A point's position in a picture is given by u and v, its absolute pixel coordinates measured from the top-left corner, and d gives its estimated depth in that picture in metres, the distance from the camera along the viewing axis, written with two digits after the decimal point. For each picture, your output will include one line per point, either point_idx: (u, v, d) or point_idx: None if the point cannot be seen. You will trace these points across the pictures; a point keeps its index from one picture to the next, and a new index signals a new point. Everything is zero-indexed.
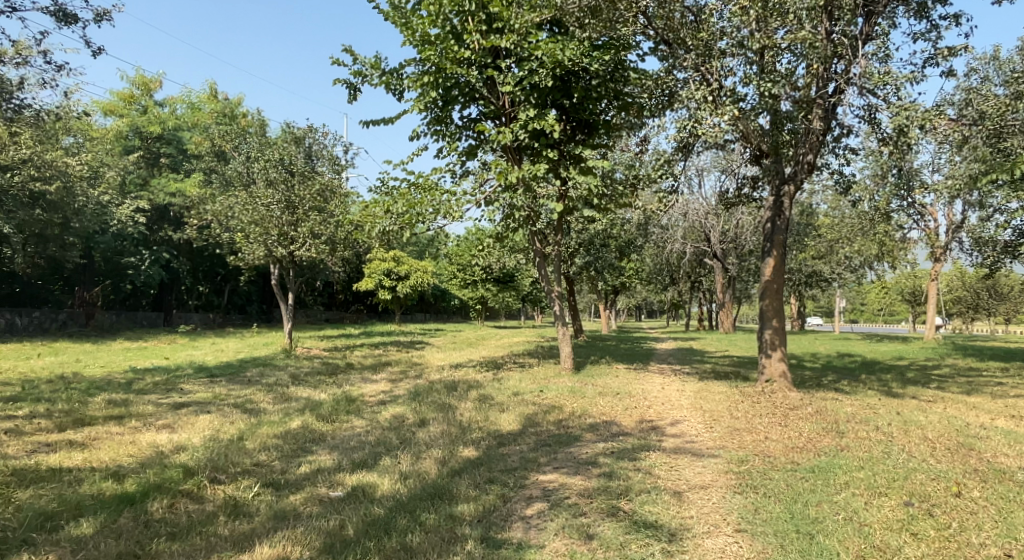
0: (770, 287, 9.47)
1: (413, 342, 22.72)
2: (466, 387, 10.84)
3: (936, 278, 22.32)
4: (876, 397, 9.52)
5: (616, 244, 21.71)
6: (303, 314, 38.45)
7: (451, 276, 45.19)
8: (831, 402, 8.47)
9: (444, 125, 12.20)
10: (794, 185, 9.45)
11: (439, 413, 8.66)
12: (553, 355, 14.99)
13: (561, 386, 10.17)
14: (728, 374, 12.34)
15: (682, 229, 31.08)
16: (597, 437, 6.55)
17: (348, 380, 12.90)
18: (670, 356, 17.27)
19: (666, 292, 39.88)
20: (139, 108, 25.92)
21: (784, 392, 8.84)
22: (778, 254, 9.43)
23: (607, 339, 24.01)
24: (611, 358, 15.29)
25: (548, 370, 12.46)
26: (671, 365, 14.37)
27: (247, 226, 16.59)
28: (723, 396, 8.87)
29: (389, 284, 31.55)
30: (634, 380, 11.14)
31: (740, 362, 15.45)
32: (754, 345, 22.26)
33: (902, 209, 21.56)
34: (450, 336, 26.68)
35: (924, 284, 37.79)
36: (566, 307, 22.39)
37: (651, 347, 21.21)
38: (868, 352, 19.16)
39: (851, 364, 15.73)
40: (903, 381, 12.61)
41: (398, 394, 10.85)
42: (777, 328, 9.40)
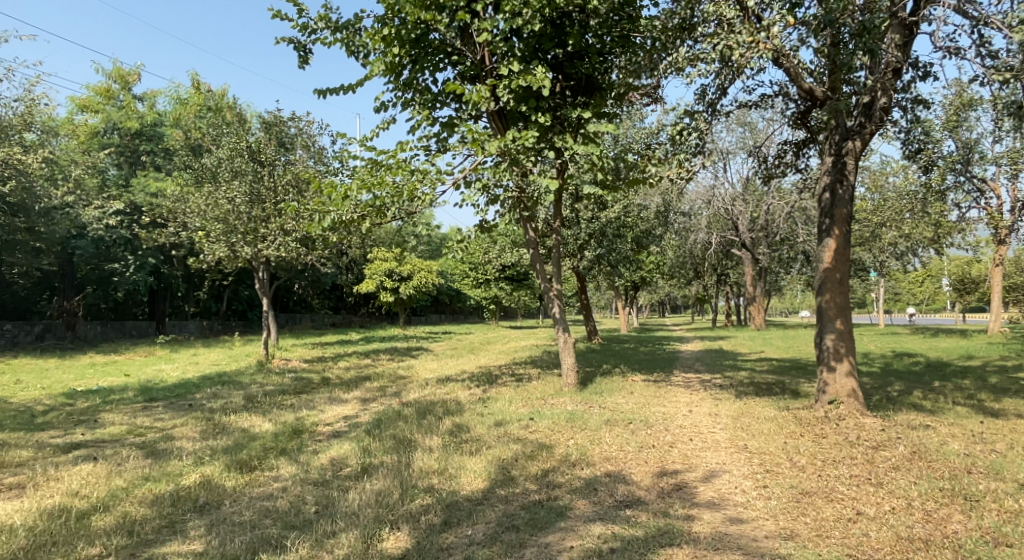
0: (829, 278, 7.19)
1: (413, 349, 20.64)
2: (443, 412, 8.69)
3: (1000, 263, 19.55)
4: (978, 421, 7.13)
5: (634, 235, 19.44)
6: (308, 319, 36.77)
7: (464, 275, 43.29)
8: (925, 433, 6.16)
9: (415, 92, 10.12)
10: (861, 141, 7.17)
11: (392, 455, 6.56)
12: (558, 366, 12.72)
13: (558, 412, 7.98)
14: (770, 386, 9.99)
15: (706, 217, 28.73)
16: (591, 510, 4.39)
17: (312, 401, 10.84)
18: (697, 361, 14.92)
19: (690, 286, 37.37)
20: (118, 103, 24.54)
21: (855, 420, 6.56)
22: (841, 234, 7.15)
23: (627, 340, 21.70)
24: (627, 366, 12.98)
25: (549, 386, 10.26)
26: (699, 374, 12.03)
27: (209, 224, 14.71)
28: (772, 426, 6.61)
29: (391, 285, 29.59)
30: (652, 398, 8.91)
31: (779, 368, 13.10)
32: (791, 344, 19.79)
33: (958, 186, 19.07)
34: (456, 340, 24.57)
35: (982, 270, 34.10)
36: (580, 307, 20.14)
37: (675, 349, 18.84)
38: (928, 351, 16.54)
39: (914, 368, 13.22)
40: (990, 390, 10.14)
41: (360, 422, 8.76)
42: (842, 331, 7.11)
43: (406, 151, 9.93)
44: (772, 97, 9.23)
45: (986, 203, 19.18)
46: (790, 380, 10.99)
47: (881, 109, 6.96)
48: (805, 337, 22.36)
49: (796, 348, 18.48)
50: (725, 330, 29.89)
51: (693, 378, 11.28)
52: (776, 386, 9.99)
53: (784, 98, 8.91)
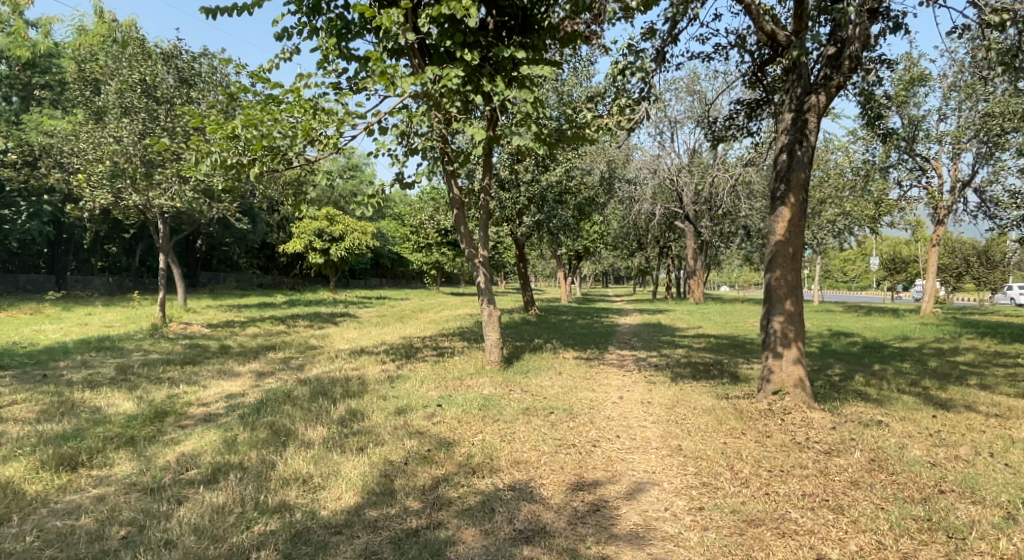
0: (781, 252, 6.29)
1: (336, 315, 19.20)
2: (341, 393, 7.52)
3: (937, 243, 19.58)
4: (929, 415, 6.50)
5: (576, 202, 18.46)
6: (234, 280, 34.52)
7: (404, 238, 41.71)
8: (879, 432, 5.42)
9: (322, 17, 8.59)
10: (825, 96, 6.22)
11: (259, 452, 5.38)
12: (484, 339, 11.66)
13: (471, 397, 6.92)
14: (707, 368, 9.26)
15: (651, 187, 28.08)
16: (479, 548, 3.38)
17: (197, 375, 9.47)
18: (634, 336, 14.18)
19: (632, 258, 36.96)
20: (8, 28, 21.48)
21: (802, 415, 5.75)
22: (797, 202, 6.23)
23: (565, 312, 20.85)
24: (559, 341, 12.05)
25: (470, 363, 9.22)
26: (635, 352, 11.24)
27: (89, 165, 13.05)
28: (711, 421, 5.73)
29: (321, 246, 27.75)
30: (580, 381, 7.98)
31: (717, 347, 12.52)
32: (729, 319, 19.43)
33: (900, 164, 19.30)
34: (386, 307, 23.21)
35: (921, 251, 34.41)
36: (517, 275, 19.09)
37: (612, 322, 18.13)
38: (863, 330, 16.39)
39: (852, 348, 12.86)
40: (933, 376, 9.69)
41: (242, 404, 7.50)
42: (792, 313, 6.26)
43: (308, 86, 8.42)
44: (728, 46, 8.20)
45: (927, 182, 19.12)
46: (728, 361, 10.36)
47: (849, 59, 6.04)
48: (743, 312, 22.12)
49: (734, 323, 18.09)
50: (664, 303, 29.54)
51: (628, 356, 10.49)
52: (714, 368, 9.26)
53: (740, 47, 7.88)
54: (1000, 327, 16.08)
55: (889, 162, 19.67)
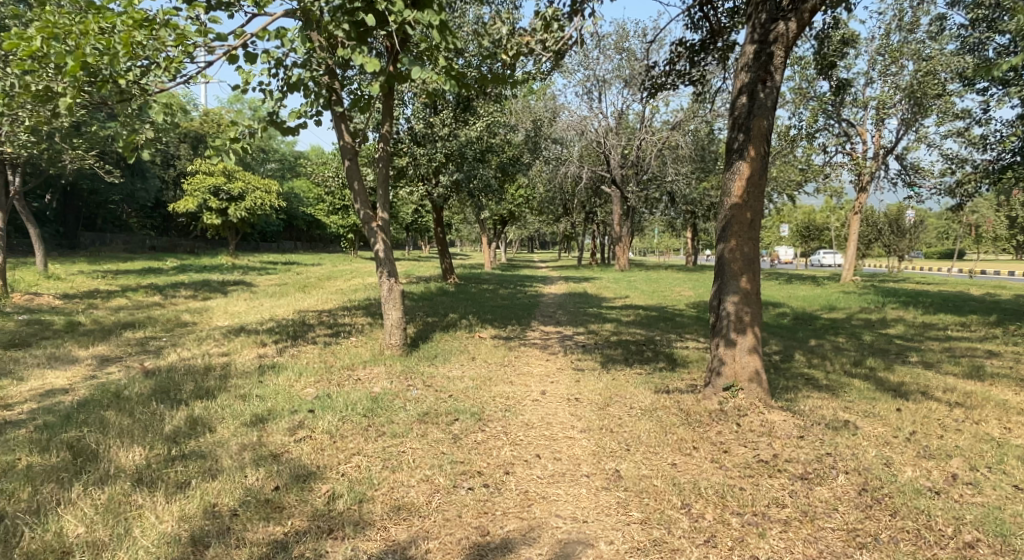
0: (738, 219, 5.13)
1: (229, 284, 17.04)
2: (189, 392, 5.90)
3: (859, 211, 19.42)
4: (893, 409, 5.63)
5: (498, 161, 16.94)
6: (120, 242, 30.87)
7: (318, 199, 38.98)
8: (851, 438, 4.44)
9: None
10: (795, 22, 5.02)
11: (28, 494, 3.77)
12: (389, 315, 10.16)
13: (355, 395, 5.48)
14: (640, 349, 8.20)
15: (577, 149, 26.91)
16: None
17: (15, 363, 7.51)
18: (558, 308, 13.07)
19: (557, 223, 35.96)
20: None
21: (762, 418, 4.68)
22: (757, 156, 5.06)
23: (487, 280, 19.50)
24: (476, 316, 10.74)
25: (366, 347, 7.71)
26: (559, 328, 10.10)
27: None
28: (653, 427, 4.59)
29: (217, 206, 24.92)
30: (495, 369, 6.69)
31: (645, 320, 11.61)
32: (656, 288, 18.74)
33: (826, 129, 19.01)
34: (291, 274, 21.09)
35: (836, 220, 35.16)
36: (435, 241, 17.49)
37: (537, 291, 17.01)
38: (788, 299, 16.06)
39: (784, 320, 12.26)
40: (872, 352, 9.10)
41: (53, 407, 5.73)
42: (748, 292, 5.12)
43: None
44: None
45: (851, 148, 18.89)
46: (660, 339, 9.40)
47: None
48: (669, 280, 21.56)
49: (661, 293, 17.38)
50: (589, 270, 28.85)
51: (552, 335, 9.31)
52: (647, 349, 8.22)
53: None
54: (918, 296, 16.12)
55: (815, 127, 19.32)
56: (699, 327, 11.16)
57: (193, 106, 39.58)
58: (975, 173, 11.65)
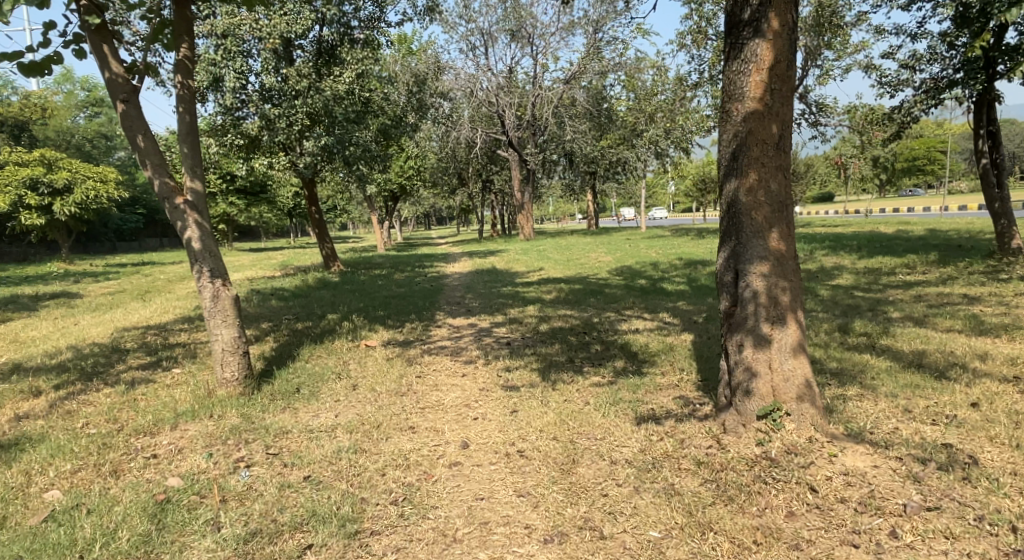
0: (757, 137, 3.14)
1: (46, 298, 13.39)
2: None
3: None
4: (969, 407, 3.91)
5: (377, 123, 14.28)
6: None
7: None
8: (1001, 494, 2.73)
9: None
10: None
11: None
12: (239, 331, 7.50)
13: (127, 506, 3.03)
14: (584, 342, 6.18)
15: (468, 110, 24.49)
16: None
17: None
18: (466, 292, 10.87)
19: (453, 196, 33.52)
20: None
21: (842, 469, 2.88)
22: (782, 33, 3.08)
23: (379, 264, 16.89)
24: (363, 314, 8.34)
25: (187, 387, 5.13)
26: (472, 321, 7.94)
27: None
28: (672, 515, 2.75)
29: (37, 202, 20.31)
30: (387, 406, 4.42)
31: (574, 298, 9.65)
32: (570, 256, 16.94)
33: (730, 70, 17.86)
34: (139, 278, 17.41)
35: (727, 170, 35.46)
36: (309, 222, 14.60)
37: (438, 272, 14.69)
38: (713, 255, 14.74)
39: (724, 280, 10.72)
40: (845, 310, 7.67)
41: None
42: (782, 256, 3.16)
43: None
44: None
45: None
46: (601, 322, 7.44)
47: None
48: (581, 245, 19.92)
49: (577, 260, 15.64)
50: (492, 242, 26.80)
51: (465, 333, 7.09)
52: (591, 342, 6.20)
53: None
54: (840, 240, 15.33)
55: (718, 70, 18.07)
56: (638, 299, 9.34)
57: (8, 88, 33.17)
58: (917, 96, 10.36)
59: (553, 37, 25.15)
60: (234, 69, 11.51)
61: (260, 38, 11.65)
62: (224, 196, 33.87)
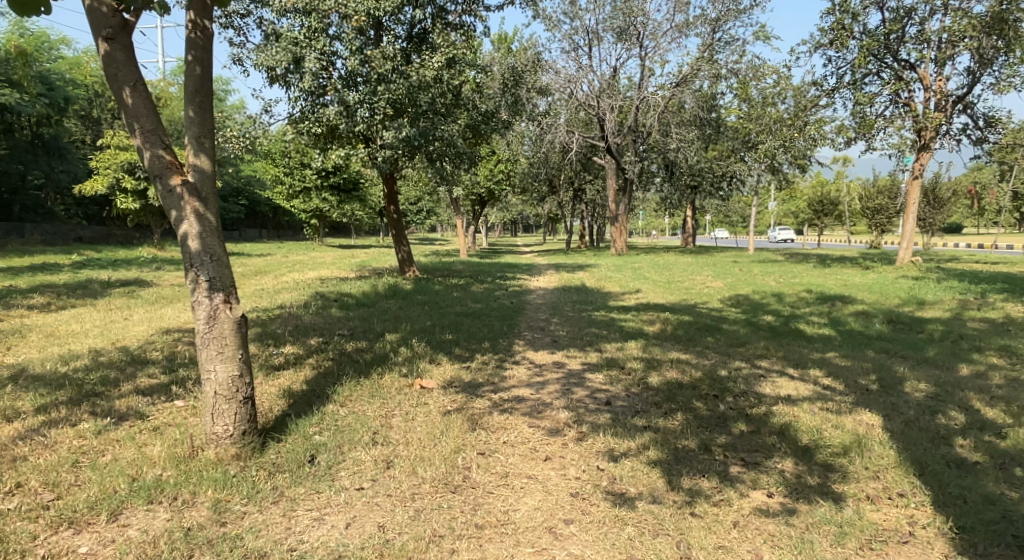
0: None
1: (116, 284, 12.98)
2: None
3: (915, 177, 15.11)
4: None
5: (466, 118, 12.91)
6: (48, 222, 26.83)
7: (277, 180, 35.23)
8: None
9: None
10: None
11: None
12: (277, 353, 6.20)
13: None
14: (720, 413, 4.40)
15: (565, 114, 23.00)
16: None
17: None
18: (553, 314, 9.25)
19: (542, 204, 32.05)
20: None
21: None
22: None
23: (458, 271, 15.54)
24: (426, 337, 6.87)
25: (167, 438, 3.72)
26: (559, 359, 6.28)
27: None
28: None
29: (133, 186, 20.62)
30: (429, 517, 2.92)
31: (686, 335, 7.80)
32: (671, 277, 14.96)
33: (875, 74, 15.37)
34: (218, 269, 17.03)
35: (849, 191, 31.95)
36: (387, 223, 13.44)
37: (521, 285, 13.15)
38: (848, 289, 12.35)
39: (878, 325, 8.49)
40: None
41: None
42: None
43: None
44: None
45: (907, 96, 14.95)
46: (733, 377, 5.60)
47: None
48: (682, 265, 17.85)
49: (680, 283, 13.68)
50: (581, 255, 25.03)
51: (551, 378, 5.45)
52: (729, 412, 4.40)
53: None
54: (1012, 282, 12.51)
55: (861, 74, 15.63)
56: (770, 344, 7.37)
57: (131, 79, 35.09)
58: None
59: (664, 37, 23.30)
60: (316, 49, 10.55)
61: (344, 15, 10.63)
62: (318, 190, 34.04)
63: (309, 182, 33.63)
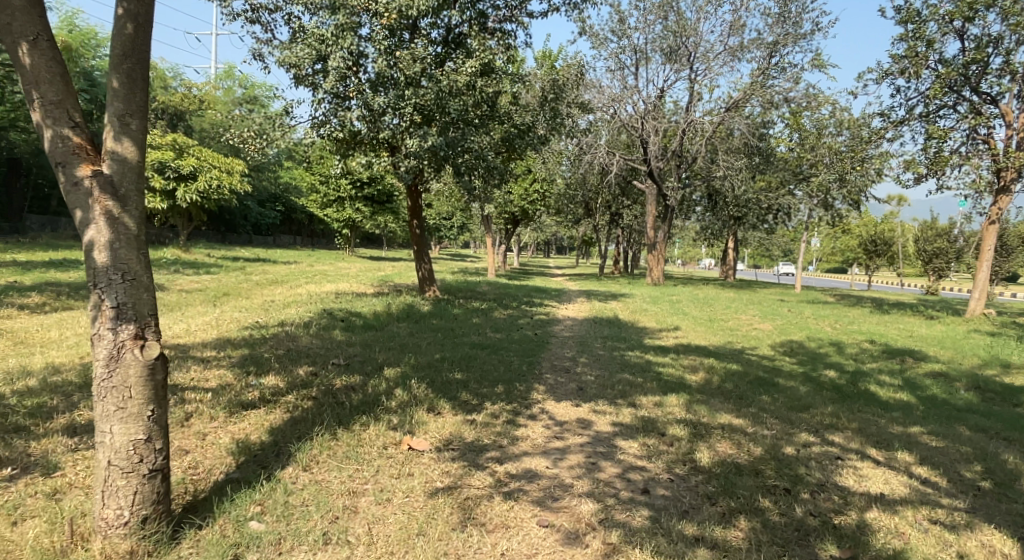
0: None
1: None
2: None
3: (995, 221, 13.64)
4: None
5: (499, 132, 12.05)
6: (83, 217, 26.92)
7: (311, 188, 35.01)
8: None
9: None
10: None
11: None
12: (253, 386, 5.28)
13: None
14: (797, 523, 3.30)
15: (606, 135, 22.04)
16: None
17: None
18: (581, 352, 8.19)
19: (577, 227, 31.03)
20: None
21: None
22: None
23: (483, 293, 14.58)
24: (430, 375, 5.87)
25: (58, 511, 2.93)
26: (584, 415, 5.22)
27: None
28: None
29: (161, 185, 20.41)
30: None
31: (737, 391, 6.65)
32: (714, 314, 13.74)
33: (951, 107, 14.00)
34: (235, 275, 16.43)
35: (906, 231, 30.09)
36: (409, 237, 12.59)
37: (548, 314, 12.11)
38: (915, 342, 10.98)
39: (965, 392, 7.19)
40: None
41: None
42: None
43: None
44: None
45: (987, 132, 13.53)
46: (802, 459, 4.48)
47: None
48: (724, 301, 16.61)
49: (724, 322, 12.47)
50: (614, 282, 23.87)
51: (573, 443, 4.41)
52: (809, 521, 3.31)
53: None
54: None
55: (934, 106, 14.29)
56: (839, 410, 6.17)
57: (177, 81, 35.53)
58: None
59: (716, 60, 22.22)
60: (342, 47, 9.71)
61: (374, 13, 9.87)
62: (352, 200, 33.67)
63: (343, 192, 33.30)
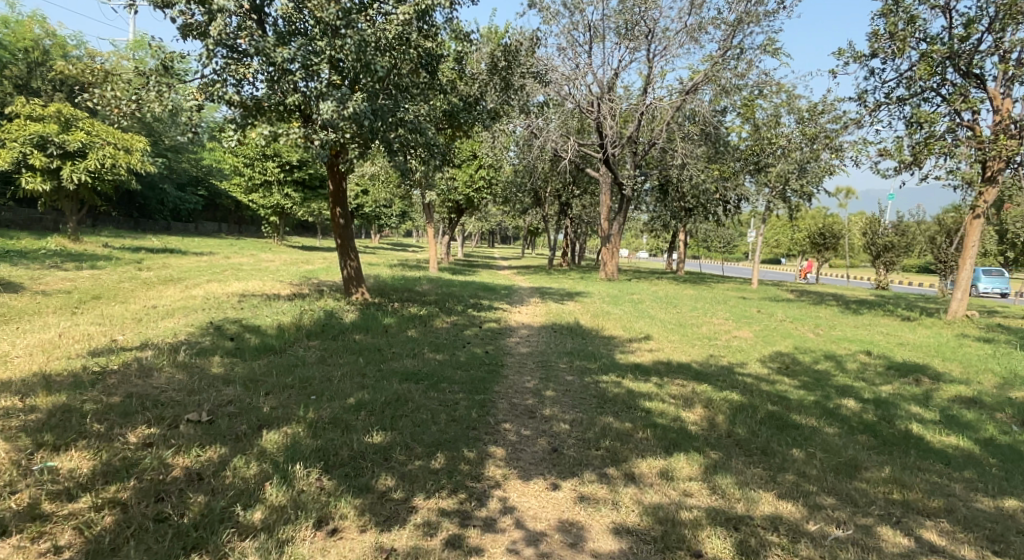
0: None
1: None
2: None
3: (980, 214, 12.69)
4: None
5: (439, 102, 10.04)
6: None
7: (234, 171, 31.82)
8: None
9: None
10: None
11: None
12: (31, 483, 3.26)
13: None
14: None
15: (558, 118, 20.28)
16: None
17: None
18: (545, 380, 6.39)
19: (523, 217, 29.24)
20: None
21: None
22: None
23: (422, 294, 12.54)
24: (332, 442, 3.92)
25: None
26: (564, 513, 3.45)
27: None
28: None
29: (42, 164, 17.32)
30: None
31: (758, 441, 4.96)
32: (683, 317, 12.23)
33: (934, 92, 12.89)
34: (125, 271, 13.76)
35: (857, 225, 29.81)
36: (331, 229, 10.46)
37: (498, 320, 10.25)
38: (914, 352, 9.76)
39: (1022, 430, 5.80)
40: None
41: None
42: None
43: None
44: None
45: (974, 118, 12.47)
46: None
47: None
48: (688, 300, 15.20)
49: (697, 329, 10.92)
50: (566, 277, 22.24)
51: None
52: None
53: None
54: None
55: (915, 90, 13.18)
56: (896, 469, 4.62)
57: (79, 48, 31.58)
58: None
59: (674, 40, 20.79)
60: None
61: None
62: (280, 185, 30.77)
63: (270, 175, 30.36)
